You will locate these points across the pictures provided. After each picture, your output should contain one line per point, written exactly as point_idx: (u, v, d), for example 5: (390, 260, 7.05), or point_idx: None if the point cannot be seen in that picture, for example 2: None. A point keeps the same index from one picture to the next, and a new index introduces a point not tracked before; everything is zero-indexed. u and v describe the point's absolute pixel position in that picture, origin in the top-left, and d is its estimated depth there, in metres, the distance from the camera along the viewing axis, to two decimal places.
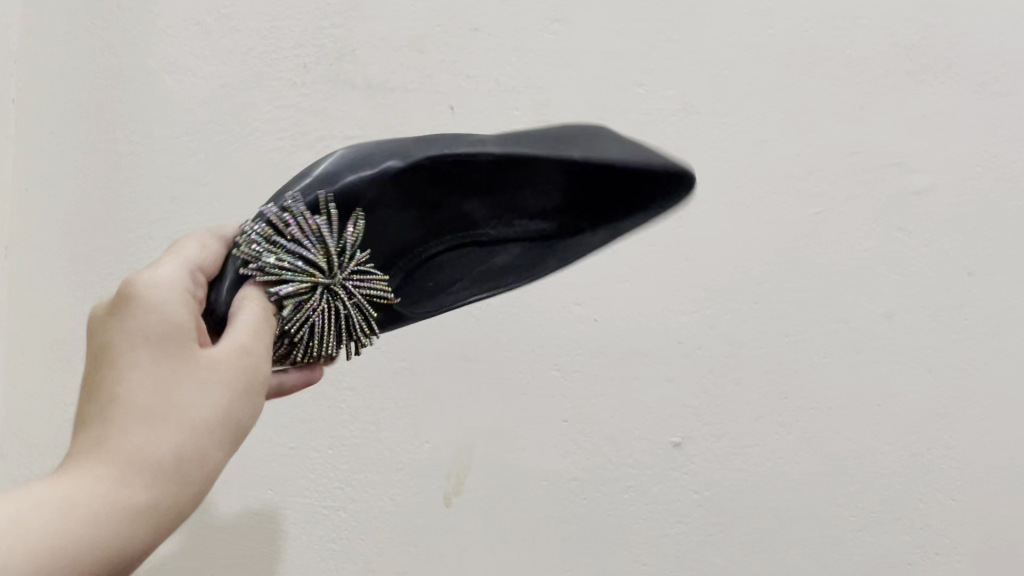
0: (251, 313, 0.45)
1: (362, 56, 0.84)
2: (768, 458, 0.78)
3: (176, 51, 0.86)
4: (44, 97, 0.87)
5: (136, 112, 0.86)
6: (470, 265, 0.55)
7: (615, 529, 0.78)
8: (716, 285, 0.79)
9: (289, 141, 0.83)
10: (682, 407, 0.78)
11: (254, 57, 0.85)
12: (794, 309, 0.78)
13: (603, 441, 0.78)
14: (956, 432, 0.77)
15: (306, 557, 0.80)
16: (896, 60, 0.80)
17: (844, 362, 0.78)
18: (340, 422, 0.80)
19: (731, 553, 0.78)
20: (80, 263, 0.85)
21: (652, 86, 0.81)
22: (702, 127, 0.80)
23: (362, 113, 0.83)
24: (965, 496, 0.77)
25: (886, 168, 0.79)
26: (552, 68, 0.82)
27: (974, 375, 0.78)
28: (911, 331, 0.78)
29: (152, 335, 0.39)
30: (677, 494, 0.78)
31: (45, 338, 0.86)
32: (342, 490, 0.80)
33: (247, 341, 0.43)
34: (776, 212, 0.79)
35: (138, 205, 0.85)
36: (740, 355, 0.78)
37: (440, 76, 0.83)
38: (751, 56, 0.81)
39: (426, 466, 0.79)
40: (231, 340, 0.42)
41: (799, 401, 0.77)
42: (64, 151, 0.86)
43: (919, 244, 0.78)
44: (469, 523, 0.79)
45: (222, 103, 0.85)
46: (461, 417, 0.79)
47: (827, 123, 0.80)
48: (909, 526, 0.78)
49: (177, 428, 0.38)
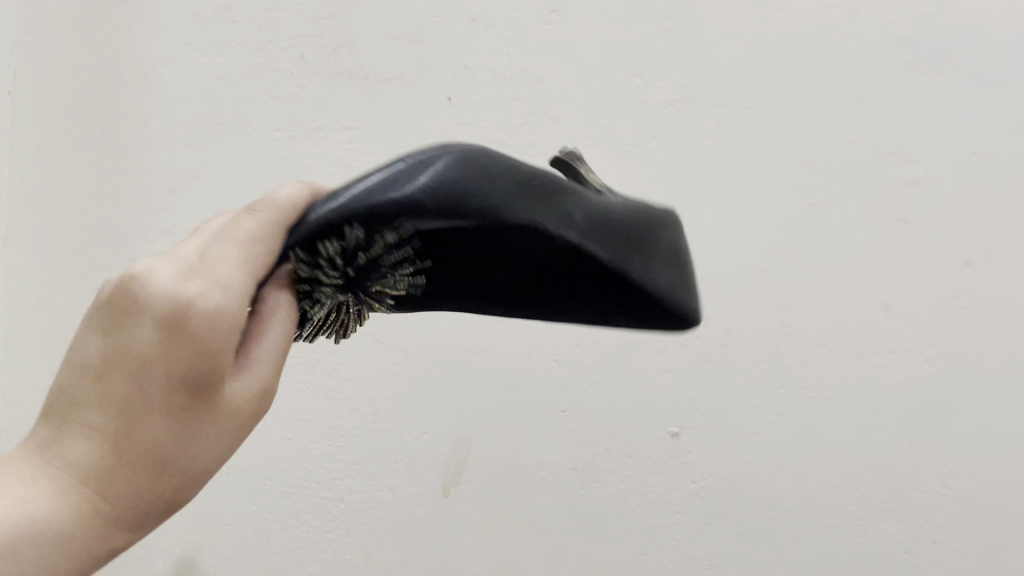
0: (278, 333, 0.36)
1: (358, 47, 0.84)
2: (765, 448, 0.78)
3: (173, 43, 0.86)
4: (45, 90, 0.88)
5: (134, 104, 0.86)
6: (456, 307, 0.44)
7: (613, 519, 0.79)
8: (713, 276, 0.79)
9: (286, 132, 0.83)
10: (679, 398, 0.78)
11: (250, 49, 0.85)
12: (792, 299, 0.78)
13: (601, 431, 0.78)
14: (953, 422, 0.77)
15: (306, 548, 0.80)
16: (893, 51, 0.80)
17: (841, 353, 0.78)
18: (339, 413, 0.80)
19: (728, 543, 0.78)
20: (79, 254, 0.85)
21: (649, 78, 0.81)
22: (698, 117, 0.80)
23: (358, 104, 0.83)
24: (962, 485, 0.77)
25: (883, 159, 0.79)
26: (548, 60, 0.82)
27: (971, 365, 0.78)
28: (908, 322, 0.78)
29: (195, 375, 0.32)
30: (675, 485, 0.78)
31: (45, 330, 0.86)
32: (341, 481, 0.80)
33: (280, 370, 0.36)
34: (774, 203, 0.79)
35: (135, 197, 0.84)
36: (737, 345, 0.78)
37: (437, 67, 0.83)
38: (748, 46, 0.81)
39: (425, 457, 0.79)
40: (258, 368, 0.35)
41: (797, 391, 0.78)
42: (65, 145, 0.87)
43: (916, 235, 0.79)
44: (468, 513, 0.79)
45: (219, 94, 0.85)
46: (459, 408, 0.79)
47: (824, 114, 0.80)
48: (905, 516, 0.78)
49: (176, 486, 0.33)
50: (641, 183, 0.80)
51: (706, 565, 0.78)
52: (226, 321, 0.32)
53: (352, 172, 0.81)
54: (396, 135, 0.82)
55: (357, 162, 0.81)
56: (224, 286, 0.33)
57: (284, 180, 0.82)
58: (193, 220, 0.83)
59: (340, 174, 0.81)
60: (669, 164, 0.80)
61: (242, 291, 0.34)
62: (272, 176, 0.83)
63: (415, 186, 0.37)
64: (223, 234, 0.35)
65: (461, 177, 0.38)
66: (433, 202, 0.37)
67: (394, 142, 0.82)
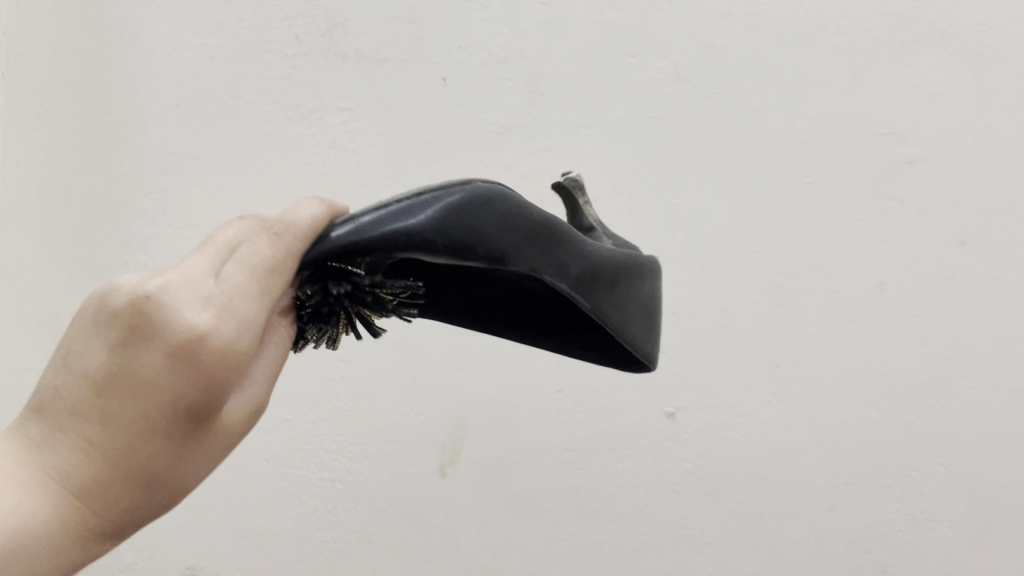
0: (270, 357, 0.35)
1: (353, 27, 0.83)
2: (761, 428, 0.78)
3: (167, 24, 0.85)
4: (39, 73, 0.88)
5: (128, 86, 0.85)
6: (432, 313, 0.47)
7: (610, 500, 0.79)
8: (709, 257, 0.79)
9: (281, 114, 0.83)
10: (674, 378, 0.79)
11: (244, 29, 0.84)
12: (786, 279, 0.78)
13: (596, 412, 0.79)
14: (947, 400, 0.78)
15: (303, 530, 0.80)
16: (889, 30, 0.80)
17: (836, 332, 0.78)
18: (336, 394, 0.81)
19: (725, 523, 0.78)
20: (74, 238, 0.85)
21: (644, 58, 0.81)
22: (694, 97, 0.80)
23: (353, 85, 0.83)
24: (955, 463, 0.78)
25: (878, 139, 0.79)
26: (544, 39, 0.82)
27: (966, 344, 0.78)
28: (903, 302, 0.78)
29: (203, 410, 0.30)
30: (670, 464, 0.78)
31: (39, 313, 0.85)
32: (338, 462, 0.80)
33: (268, 395, 0.35)
34: (769, 183, 0.79)
35: (131, 180, 0.84)
36: (732, 325, 0.78)
37: (432, 48, 0.83)
38: (743, 25, 0.81)
39: (422, 437, 0.79)
40: (250, 390, 0.34)
41: (792, 369, 0.78)
42: (60, 128, 0.87)
43: (911, 214, 0.79)
44: (464, 494, 0.79)
45: (213, 76, 0.84)
46: (456, 389, 0.80)
47: (820, 93, 0.80)
48: (901, 495, 0.78)
49: (157, 510, 0.32)
50: (636, 163, 0.80)
51: (702, 545, 0.78)
52: (239, 357, 0.31)
53: (348, 153, 0.81)
54: (391, 116, 0.82)
55: (352, 144, 0.81)
56: (241, 322, 0.31)
57: (278, 161, 0.82)
58: (187, 202, 0.83)
59: (336, 156, 0.81)
60: (664, 144, 0.80)
61: (254, 326, 0.32)
62: (267, 158, 0.82)
63: (426, 219, 0.39)
64: (239, 257, 0.33)
65: (463, 214, 0.40)
66: (438, 236, 0.39)
67: (389, 123, 0.82)
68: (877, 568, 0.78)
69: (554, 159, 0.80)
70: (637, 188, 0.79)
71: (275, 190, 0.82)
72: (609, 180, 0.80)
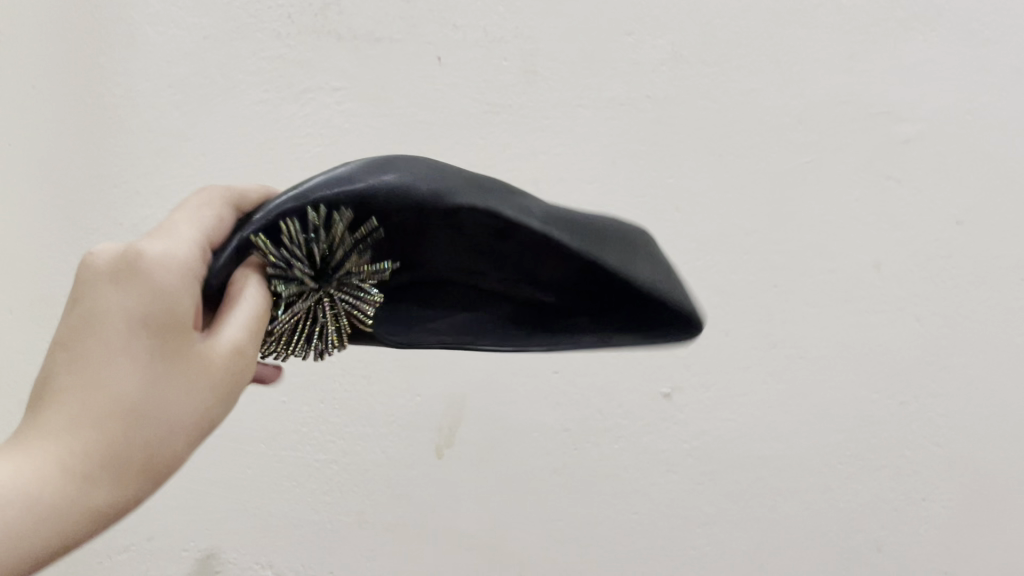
0: (248, 303, 0.38)
1: (347, 6, 0.82)
2: (757, 408, 0.78)
3: (157, 2, 0.84)
4: (25, 51, 0.86)
5: (119, 65, 0.85)
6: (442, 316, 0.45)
7: (606, 479, 0.79)
8: (706, 236, 0.79)
9: (275, 94, 0.83)
10: (671, 358, 0.78)
11: (236, 8, 0.84)
12: (783, 260, 0.78)
13: (593, 393, 0.79)
14: (943, 380, 0.78)
15: (301, 509, 0.81)
16: (886, 8, 0.78)
17: (832, 312, 0.78)
18: (330, 376, 0.80)
19: (720, 502, 0.79)
20: (68, 219, 0.85)
21: (641, 36, 0.80)
22: (690, 77, 0.80)
23: (347, 64, 0.82)
24: (951, 443, 0.78)
25: (876, 118, 0.78)
26: (539, 18, 0.81)
27: (962, 323, 0.77)
28: (899, 282, 0.78)
29: (151, 319, 0.34)
30: (666, 444, 0.78)
31: (35, 294, 0.85)
32: (334, 444, 0.80)
33: (252, 334, 0.38)
34: (765, 162, 0.79)
35: (125, 161, 0.84)
36: (728, 305, 0.79)
37: (427, 27, 0.82)
38: (741, 3, 0.80)
39: (418, 419, 0.79)
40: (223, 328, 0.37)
41: (788, 350, 0.78)
42: (50, 107, 0.85)
43: (907, 193, 0.78)
44: (461, 473, 0.80)
45: (206, 56, 0.84)
46: (453, 370, 0.79)
47: (818, 72, 0.79)
48: (896, 473, 0.78)
49: (150, 441, 0.35)
50: (632, 143, 0.80)
51: (697, 523, 0.79)
52: (177, 271, 0.35)
53: (344, 134, 0.81)
54: (385, 96, 0.82)
55: (349, 125, 0.81)
56: (172, 245, 0.36)
57: (273, 142, 0.82)
58: (184, 183, 0.83)
59: (331, 137, 0.81)
60: (661, 124, 0.79)
61: (191, 255, 0.37)
62: (262, 138, 0.82)
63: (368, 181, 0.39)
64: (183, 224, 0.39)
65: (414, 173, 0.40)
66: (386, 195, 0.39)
67: (384, 102, 0.81)
68: (873, 546, 0.79)
69: (549, 139, 0.80)
70: (634, 169, 0.79)
71: (270, 171, 0.82)
72: (605, 160, 0.80)
